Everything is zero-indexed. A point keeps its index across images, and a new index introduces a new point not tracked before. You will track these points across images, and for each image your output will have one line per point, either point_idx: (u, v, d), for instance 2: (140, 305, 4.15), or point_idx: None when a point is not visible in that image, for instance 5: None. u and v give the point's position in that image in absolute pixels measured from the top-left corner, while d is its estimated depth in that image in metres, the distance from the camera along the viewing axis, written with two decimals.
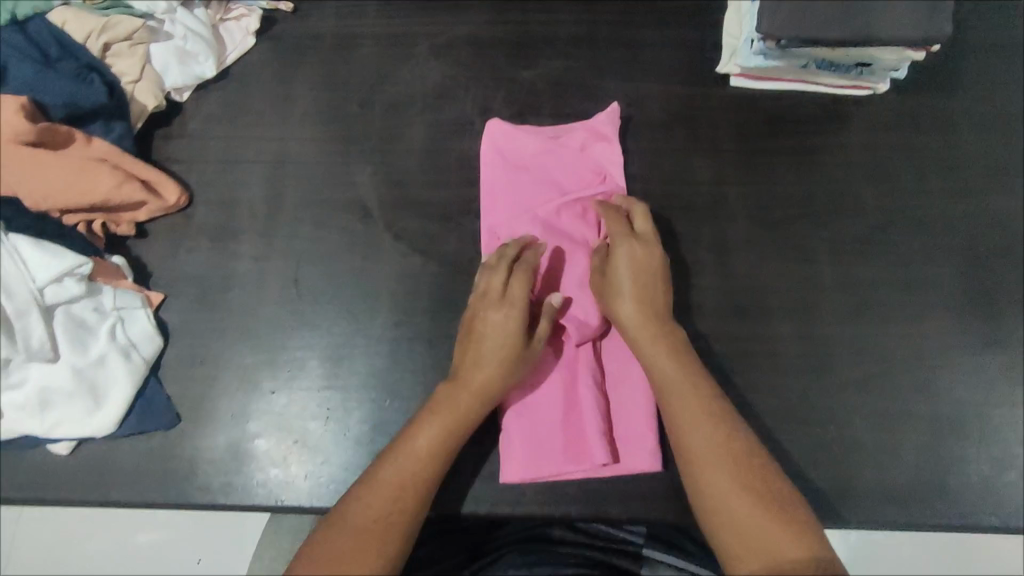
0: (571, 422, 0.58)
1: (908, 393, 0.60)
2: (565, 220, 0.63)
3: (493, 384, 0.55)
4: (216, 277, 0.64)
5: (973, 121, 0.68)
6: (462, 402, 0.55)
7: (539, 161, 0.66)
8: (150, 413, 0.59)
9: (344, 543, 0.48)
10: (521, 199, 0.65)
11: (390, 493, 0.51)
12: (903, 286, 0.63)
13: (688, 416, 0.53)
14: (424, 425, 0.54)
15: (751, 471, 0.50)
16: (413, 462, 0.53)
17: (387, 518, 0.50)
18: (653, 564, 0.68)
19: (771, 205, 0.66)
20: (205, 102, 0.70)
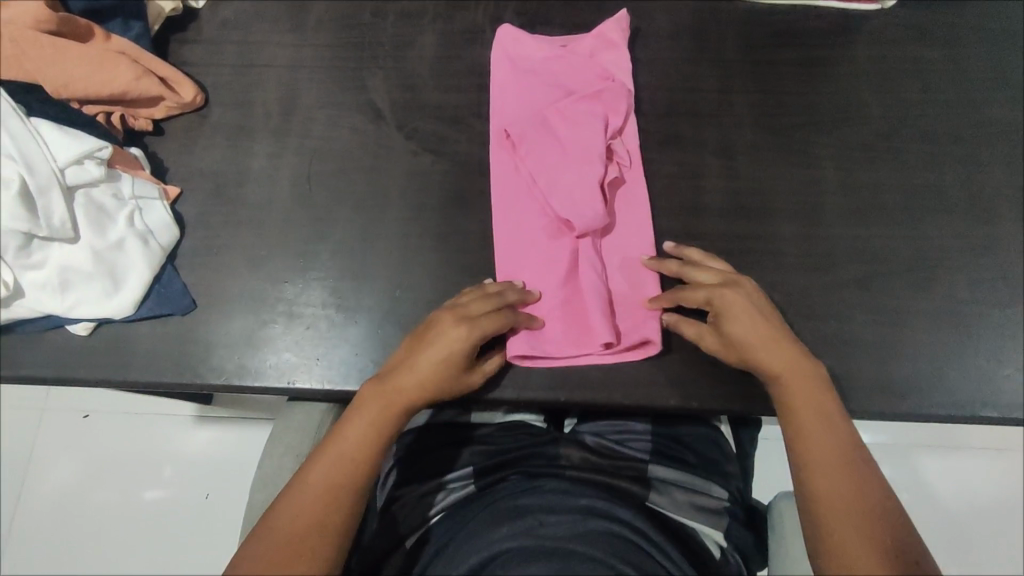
0: (574, 305, 0.60)
1: (907, 291, 0.62)
2: (574, 115, 0.62)
3: (435, 389, 0.56)
4: (232, 174, 0.66)
5: (976, 35, 0.69)
6: (399, 395, 0.55)
7: (550, 67, 0.67)
8: (168, 297, 0.61)
9: (296, 517, 0.51)
10: (530, 102, 0.66)
11: (341, 468, 0.53)
12: (904, 191, 0.65)
13: (802, 399, 0.54)
14: (364, 409, 0.55)
15: (851, 459, 0.52)
16: (362, 444, 0.54)
17: (363, 468, 0.54)
18: (662, 482, 0.66)
19: (776, 112, 0.67)
20: (220, 9, 0.72)
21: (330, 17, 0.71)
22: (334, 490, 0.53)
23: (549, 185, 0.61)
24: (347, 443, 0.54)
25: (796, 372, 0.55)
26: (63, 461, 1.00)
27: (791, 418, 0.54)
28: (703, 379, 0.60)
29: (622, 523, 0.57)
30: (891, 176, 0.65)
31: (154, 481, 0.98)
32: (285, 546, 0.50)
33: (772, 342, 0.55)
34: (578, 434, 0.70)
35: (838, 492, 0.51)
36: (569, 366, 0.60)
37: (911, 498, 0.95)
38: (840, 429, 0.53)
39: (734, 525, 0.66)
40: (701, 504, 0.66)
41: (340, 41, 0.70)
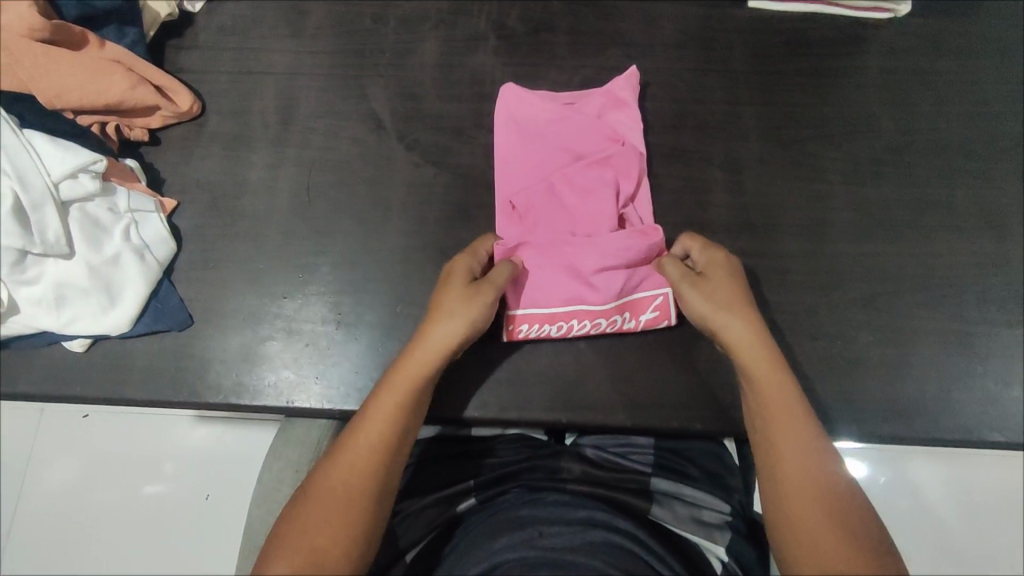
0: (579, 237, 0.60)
1: (914, 310, 0.61)
2: (584, 190, 0.60)
3: (455, 318, 0.53)
4: (229, 184, 0.65)
5: (990, 46, 0.68)
6: (425, 359, 0.52)
7: (558, 130, 0.63)
8: (164, 313, 0.60)
9: (322, 503, 0.47)
10: (536, 170, 0.63)
11: (369, 451, 0.49)
12: (913, 207, 0.63)
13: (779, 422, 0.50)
14: (392, 380, 0.52)
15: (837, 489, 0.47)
16: (388, 418, 0.50)
17: (392, 438, 0.50)
18: (665, 496, 0.65)
19: (785, 125, 0.66)
20: (216, 14, 0.70)
21: (329, 22, 0.69)
22: (362, 461, 0.48)
23: (557, 266, 0.59)
24: (376, 415, 0.50)
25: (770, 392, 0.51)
26: (58, 464, 0.98)
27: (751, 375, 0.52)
28: (705, 400, 0.59)
29: (623, 535, 0.57)
30: (901, 192, 0.64)
31: (153, 477, 0.96)
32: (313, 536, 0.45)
33: (752, 353, 0.52)
34: (579, 446, 0.70)
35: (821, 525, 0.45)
36: (570, 386, 0.59)
37: (918, 508, 0.90)
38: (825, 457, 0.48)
39: (738, 540, 0.64)
40: (703, 520, 0.65)
41: (339, 48, 0.69)
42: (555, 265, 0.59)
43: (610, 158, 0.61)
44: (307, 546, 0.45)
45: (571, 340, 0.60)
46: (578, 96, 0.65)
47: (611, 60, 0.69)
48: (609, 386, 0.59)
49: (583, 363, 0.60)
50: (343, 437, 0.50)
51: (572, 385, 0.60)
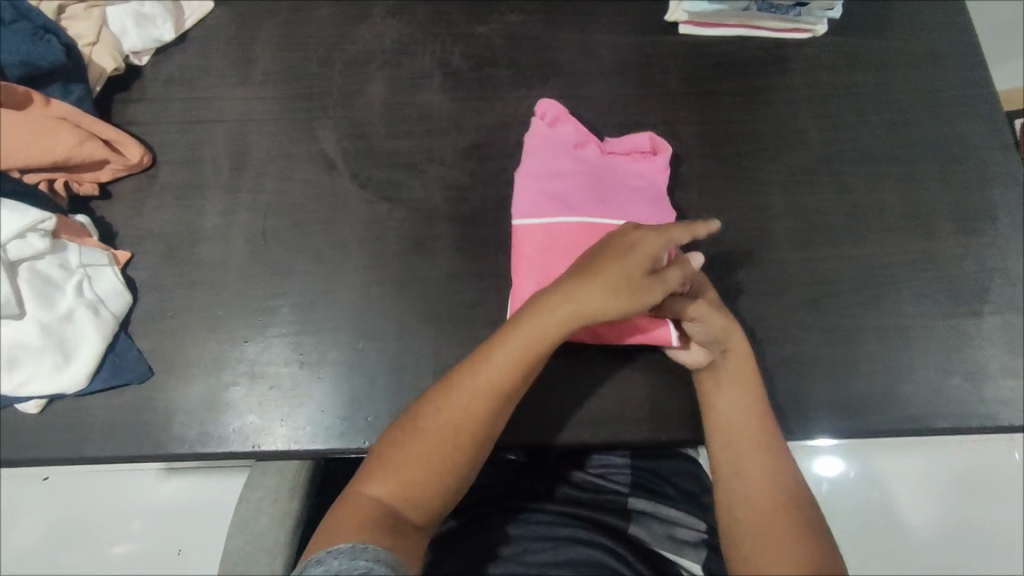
0: None
1: (856, 308, 0.64)
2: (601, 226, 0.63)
3: (597, 305, 0.52)
4: (183, 233, 0.65)
5: (902, 58, 0.73)
6: (561, 316, 0.52)
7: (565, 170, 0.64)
8: (121, 367, 0.59)
9: (429, 438, 0.51)
10: (544, 209, 0.62)
11: (479, 397, 0.52)
12: (845, 211, 0.67)
13: (745, 422, 0.55)
14: (521, 324, 0.53)
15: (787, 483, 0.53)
16: (510, 369, 0.52)
17: (508, 383, 0.52)
18: (641, 516, 0.66)
19: (721, 141, 0.70)
20: (164, 66, 0.72)
21: (277, 70, 0.72)
22: (475, 405, 0.52)
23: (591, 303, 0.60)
24: (495, 364, 0.52)
25: (738, 412, 0.55)
26: (23, 522, 0.93)
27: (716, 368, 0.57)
28: (664, 412, 0.61)
29: (602, 552, 0.59)
30: (832, 198, 0.68)
31: (124, 533, 0.93)
32: (414, 470, 0.50)
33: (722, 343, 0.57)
34: (558, 465, 0.70)
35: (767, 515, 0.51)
36: (534, 408, 0.60)
37: (886, 500, 0.93)
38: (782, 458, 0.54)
39: (712, 557, 0.64)
40: (679, 537, 0.65)
41: (287, 92, 0.71)
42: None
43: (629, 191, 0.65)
44: (400, 480, 0.50)
45: None
46: (571, 125, 0.66)
47: (552, 90, 0.72)
48: (574, 406, 0.61)
49: (548, 385, 0.61)
50: (465, 368, 0.53)
51: (536, 406, 0.60)
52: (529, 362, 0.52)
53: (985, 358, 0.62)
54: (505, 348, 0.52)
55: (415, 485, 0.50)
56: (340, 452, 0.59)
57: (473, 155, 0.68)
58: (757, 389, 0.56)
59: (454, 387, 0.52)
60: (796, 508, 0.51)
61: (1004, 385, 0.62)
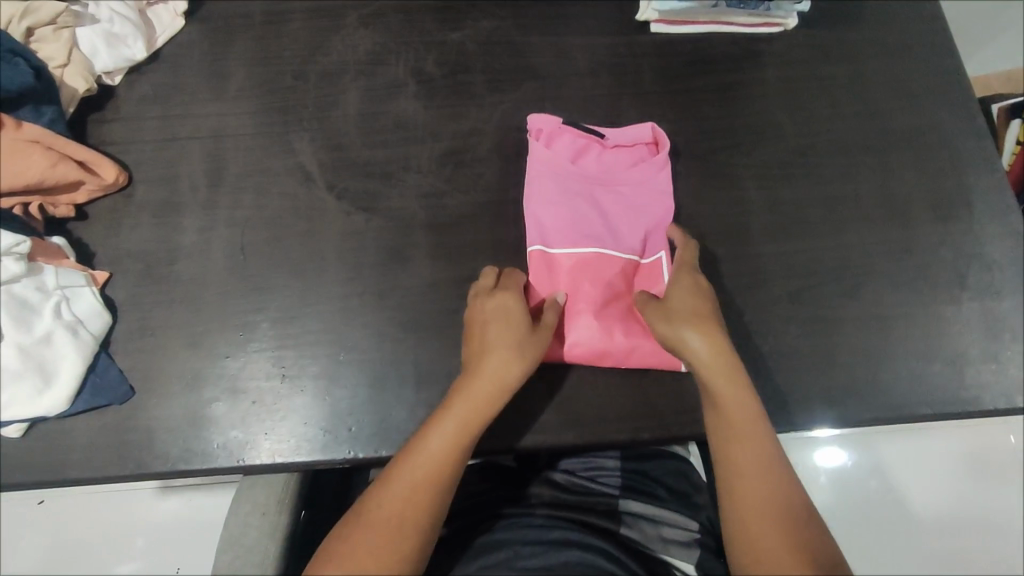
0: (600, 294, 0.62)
1: (836, 300, 0.64)
2: (615, 235, 0.65)
3: (510, 369, 0.55)
4: (161, 251, 0.65)
5: (873, 48, 0.73)
6: (482, 395, 0.55)
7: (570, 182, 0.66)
8: (103, 387, 0.59)
9: (373, 531, 0.50)
10: (544, 222, 0.64)
11: (417, 486, 0.52)
12: (821, 203, 0.67)
13: (746, 439, 0.54)
14: (444, 414, 0.55)
15: (787, 497, 0.52)
16: (441, 456, 0.53)
17: (445, 468, 0.53)
18: (632, 518, 0.65)
19: (696, 138, 0.70)
20: (138, 85, 0.72)
21: (250, 84, 0.72)
22: (413, 494, 0.52)
23: (605, 316, 0.62)
24: (429, 453, 0.53)
25: (734, 417, 0.55)
26: (21, 545, 0.91)
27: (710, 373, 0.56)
28: (645, 411, 0.61)
29: (596, 552, 0.57)
30: (808, 190, 0.68)
31: (126, 553, 0.90)
32: (362, 562, 0.49)
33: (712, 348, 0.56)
34: (547, 471, 0.70)
35: (770, 530, 0.50)
36: (517, 413, 0.60)
37: (885, 490, 0.92)
38: (784, 476, 0.53)
39: (707, 556, 0.63)
40: (672, 538, 0.64)
41: (262, 106, 0.71)
42: (598, 314, 0.62)
43: (636, 187, 0.66)
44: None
45: None
46: (567, 137, 0.67)
47: (526, 93, 0.72)
48: (557, 408, 0.61)
49: (530, 389, 0.61)
50: (398, 460, 0.54)
51: (517, 410, 0.60)
52: (460, 447, 0.54)
53: (967, 343, 0.62)
54: (440, 430, 0.54)
55: None
56: (324, 464, 0.59)
57: (449, 162, 0.68)
58: (753, 398, 0.56)
59: (390, 476, 0.53)
60: (797, 510, 0.51)
61: (985, 369, 0.62)
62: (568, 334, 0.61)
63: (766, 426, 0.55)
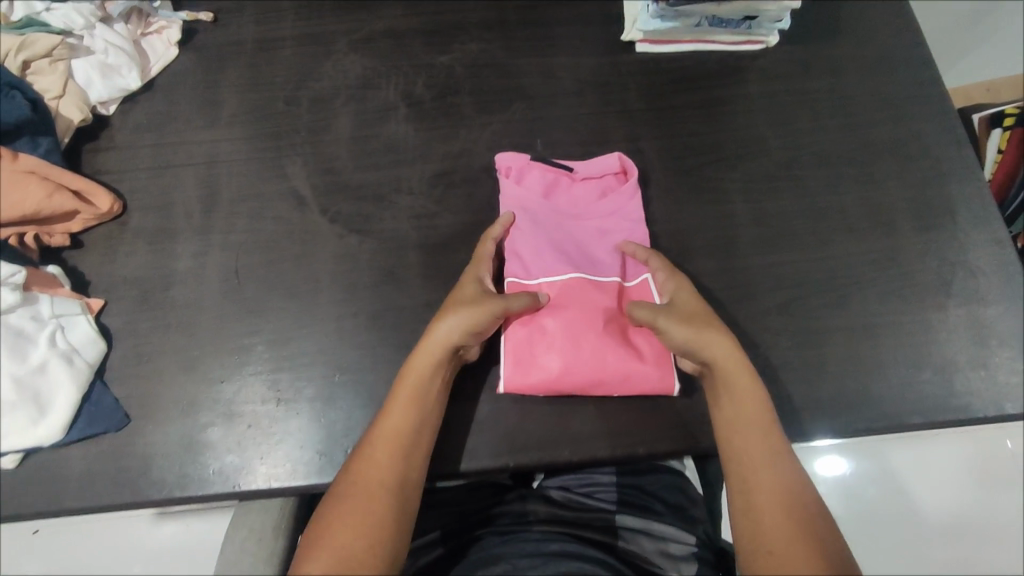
0: (585, 322, 0.61)
1: (826, 310, 0.65)
2: (593, 266, 0.65)
3: (464, 325, 0.58)
4: (156, 277, 0.66)
5: (854, 63, 0.75)
6: (439, 352, 0.58)
7: (546, 218, 0.66)
8: (99, 415, 0.59)
9: (354, 499, 0.53)
10: (523, 259, 0.64)
11: (385, 448, 0.55)
12: (807, 215, 0.68)
13: (755, 439, 0.56)
14: (405, 378, 0.58)
15: (795, 488, 0.54)
16: (406, 417, 0.56)
17: (411, 427, 0.56)
18: (629, 533, 0.65)
19: (682, 154, 0.71)
20: (131, 114, 0.73)
21: (243, 110, 0.73)
22: (385, 455, 0.55)
23: (593, 343, 0.61)
24: (395, 417, 0.56)
25: (744, 418, 0.56)
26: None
27: (719, 374, 0.58)
28: (642, 428, 0.61)
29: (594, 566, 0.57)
30: (794, 203, 0.69)
31: None
32: (345, 529, 0.51)
33: (721, 352, 0.58)
34: (543, 489, 0.70)
35: (778, 520, 0.52)
36: (512, 431, 0.61)
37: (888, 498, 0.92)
38: (792, 473, 0.54)
39: (706, 570, 0.63)
40: (671, 552, 0.64)
41: (255, 131, 0.72)
42: (587, 341, 0.61)
43: (610, 218, 0.67)
44: (334, 545, 0.50)
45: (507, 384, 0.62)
46: (536, 172, 0.68)
47: (515, 114, 0.73)
48: (551, 425, 0.61)
49: (525, 407, 0.61)
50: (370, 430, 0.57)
51: (512, 429, 0.61)
52: (423, 405, 0.57)
53: (956, 352, 0.63)
54: (399, 394, 0.57)
55: (346, 548, 0.50)
56: (321, 488, 0.59)
57: (440, 183, 0.69)
58: (762, 398, 0.57)
59: (365, 445, 0.56)
60: (805, 503, 0.53)
61: (975, 377, 0.62)
62: (556, 365, 0.60)
63: (774, 421, 0.57)
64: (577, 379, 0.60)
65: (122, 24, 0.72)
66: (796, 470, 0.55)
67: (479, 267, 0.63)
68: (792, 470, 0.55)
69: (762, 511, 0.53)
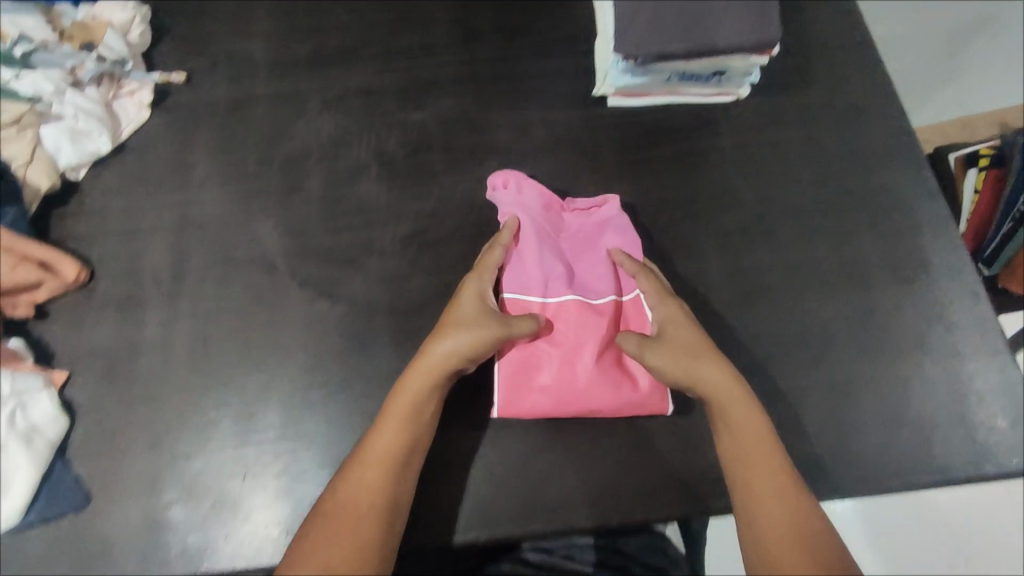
0: (579, 348, 0.61)
1: (803, 368, 0.64)
2: (588, 287, 0.64)
3: (465, 342, 0.58)
4: (123, 348, 0.65)
5: (824, 112, 0.75)
6: (437, 367, 0.58)
7: (544, 237, 0.66)
8: (60, 495, 0.58)
9: (341, 516, 0.53)
10: (517, 279, 0.64)
11: (376, 464, 0.55)
12: (782, 269, 0.68)
13: (758, 464, 0.55)
14: (402, 390, 0.57)
15: (804, 513, 0.53)
16: (399, 432, 0.56)
17: (403, 442, 0.56)
18: None
19: (656, 208, 0.71)
20: (102, 179, 0.73)
21: (215, 174, 0.73)
22: (376, 471, 0.55)
23: (585, 369, 0.61)
24: (388, 431, 0.56)
25: (746, 445, 0.56)
26: None
27: (714, 403, 0.58)
28: (636, 466, 0.60)
29: None
30: (768, 256, 0.69)
31: None
32: (330, 546, 0.51)
33: (712, 380, 0.58)
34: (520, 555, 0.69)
35: (789, 550, 0.51)
36: (482, 504, 0.59)
37: None
38: (801, 498, 0.53)
39: None
40: None
41: (227, 195, 0.72)
42: (581, 366, 0.61)
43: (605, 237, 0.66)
44: (319, 562, 0.50)
45: (479, 452, 0.60)
46: (531, 188, 0.67)
47: (487, 171, 0.73)
48: (523, 497, 0.59)
49: (496, 476, 0.60)
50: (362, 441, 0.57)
51: (483, 501, 0.59)
52: (417, 420, 0.57)
53: (935, 409, 0.62)
54: (395, 407, 0.57)
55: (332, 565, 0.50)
56: None
57: (412, 243, 0.69)
58: (763, 422, 0.57)
59: (356, 458, 0.56)
60: (815, 528, 0.52)
61: (956, 435, 0.61)
62: (550, 391, 0.60)
63: (778, 445, 0.56)
64: (571, 405, 0.60)
65: (93, 88, 0.72)
66: (804, 495, 0.54)
67: (482, 277, 0.62)
68: (801, 494, 0.54)
69: (773, 541, 0.52)
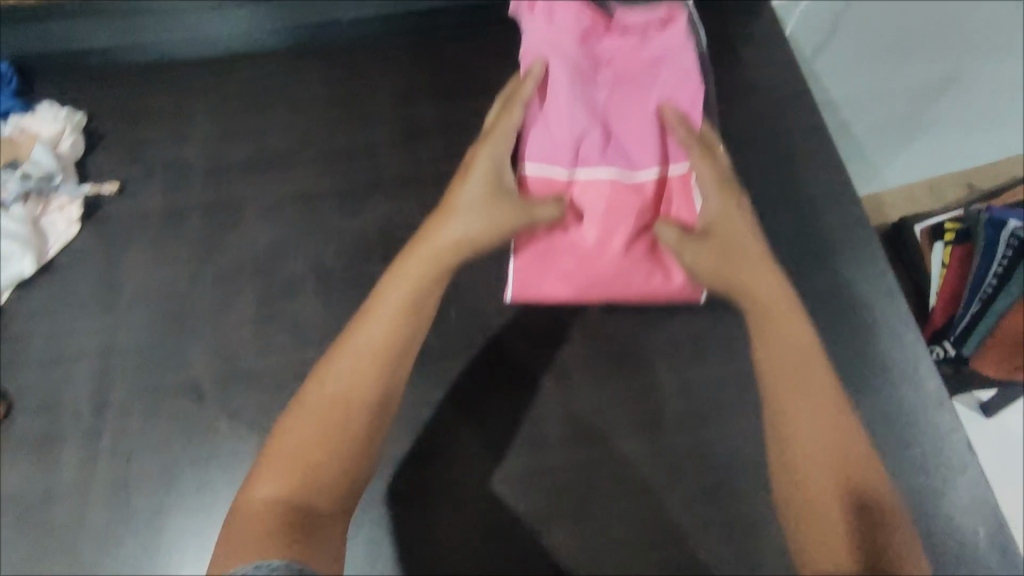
0: (607, 220, 0.62)
1: (753, 494, 0.62)
2: (624, 149, 0.63)
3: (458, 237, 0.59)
4: (39, 491, 0.62)
5: (779, 206, 0.73)
6: (429, 277, 0.57)
7: (578, 97, 0.62)
8: None
9: (306, 425, 0.49)
10: (548, 138, 0.62)
11: (364, 358, 0.53)
12: (734, 383, 0.65)
13: (805, 430, 0.51)
14: (373, 321, 0.54)
15: (860, 471, 0.49)
16: (387, 318, 0.54)
17: (396, 336, 0.54)
18: None
19: (604, 319, 0.68)
20: (24, 301, 0.70)
21: (143, 291, 0.70)
22: (358, 360, 0.53)
23: (611, 269, 0.63)
24: (367, 332, 0.54)
25: (811, 400, 0.52)
26: None
27: (779, 364, 0.55)
28: None
29: None
30: (720, 368, 0.66)
31: None
32: (290, 472, 0.47)
33: (776, 327, 0.56)
34: None
35: (837, 513, 0.47)
36: None
37: None
38: (862, 456, 0.50)
39: None
40: None
41: (154, 313, 0.69)
42: (609, 251, 0.62)
43: (634, 111, 0.63)
44: (296, 466, 0.47)
45: None
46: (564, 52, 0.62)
47: None
48: None
49: None
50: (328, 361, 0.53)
51: None
52: (411, 314, 0.55)
53: None
54: (377, 318, 0.55)
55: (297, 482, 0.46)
56: None
57: None
58: (832, 383, 0.53)
59: (334, 354, 0.53)
60: (872, 500, 0.48)
61: None
62: (568, 288, 0.64)
63: (837, 397, 0.53)
64: (596, 293, 0.64)
65: (18, 207, 0.70)
66: (864, 454, 0.50)
67: (497, 147, 0.61)
68: (862, 458, 0.50)
69: (821, 501, 0.48)
